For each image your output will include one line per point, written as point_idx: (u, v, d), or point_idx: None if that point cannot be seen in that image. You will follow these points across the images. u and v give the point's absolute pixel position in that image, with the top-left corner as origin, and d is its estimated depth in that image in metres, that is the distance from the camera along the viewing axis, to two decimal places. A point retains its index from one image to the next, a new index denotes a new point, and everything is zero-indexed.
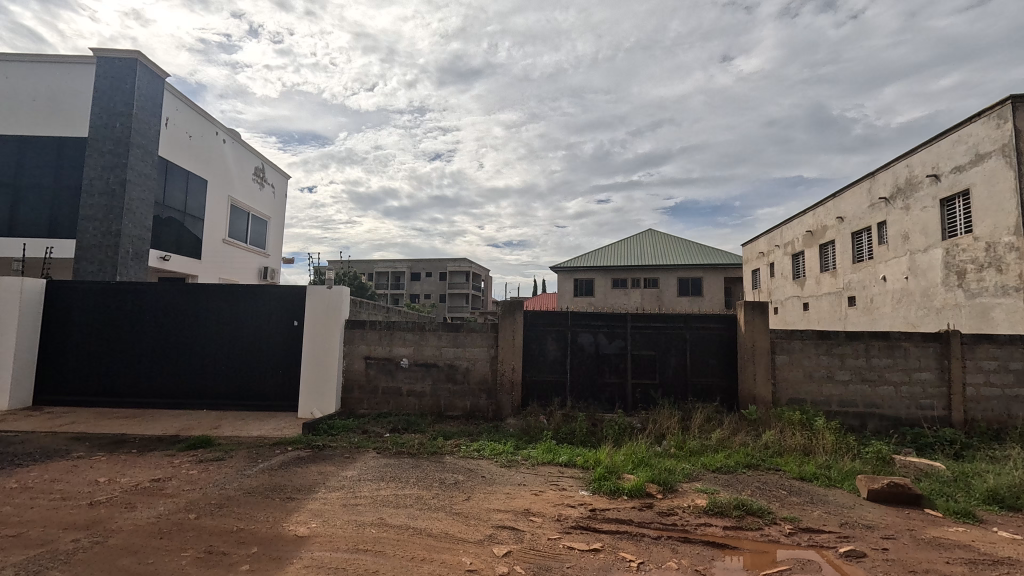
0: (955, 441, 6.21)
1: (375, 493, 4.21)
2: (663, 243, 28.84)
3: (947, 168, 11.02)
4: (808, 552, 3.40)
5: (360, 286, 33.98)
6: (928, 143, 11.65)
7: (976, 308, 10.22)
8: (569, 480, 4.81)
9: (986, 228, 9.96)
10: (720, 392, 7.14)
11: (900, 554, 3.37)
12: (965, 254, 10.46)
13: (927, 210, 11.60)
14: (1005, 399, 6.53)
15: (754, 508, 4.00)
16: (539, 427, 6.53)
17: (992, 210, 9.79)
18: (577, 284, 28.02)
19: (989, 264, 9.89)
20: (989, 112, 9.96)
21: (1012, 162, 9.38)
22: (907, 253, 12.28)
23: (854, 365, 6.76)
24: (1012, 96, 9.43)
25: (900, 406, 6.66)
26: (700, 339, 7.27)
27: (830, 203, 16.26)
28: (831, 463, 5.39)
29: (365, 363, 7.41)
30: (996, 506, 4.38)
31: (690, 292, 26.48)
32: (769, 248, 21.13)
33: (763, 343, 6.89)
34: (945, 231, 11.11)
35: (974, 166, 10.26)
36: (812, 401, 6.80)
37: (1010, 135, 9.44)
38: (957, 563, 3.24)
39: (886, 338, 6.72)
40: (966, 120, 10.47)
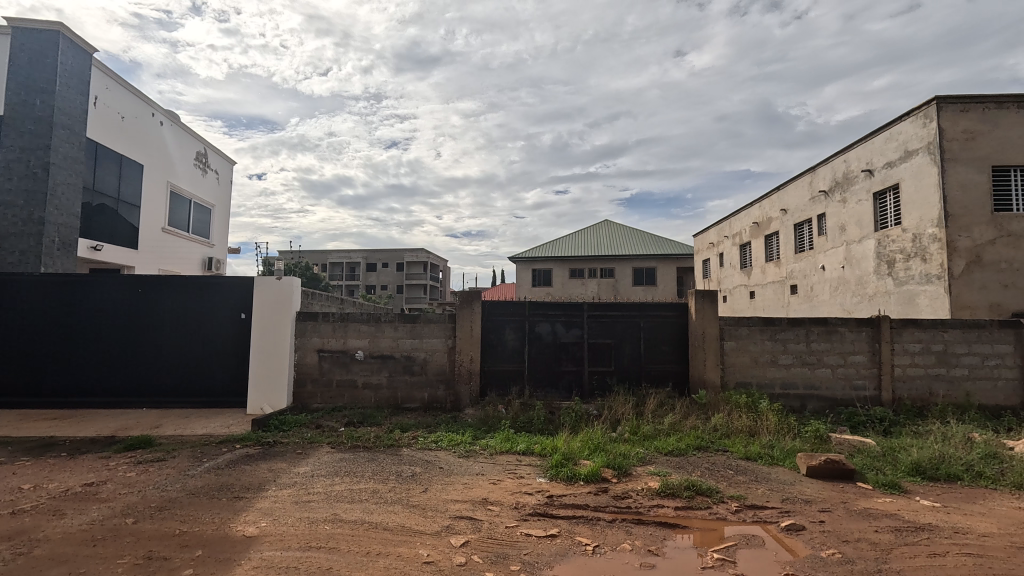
0: (884, 418, 6.66)
1: (329, 488, 4.10)
2: (619, 233, 29.38)
3: (879, 164, 11.71)
4: (753, 528, 3.58)
5: (313, 276, 32.79)
6: (863, 139, 12.32)
7: (904, 295, 10.96)
8: (527, 468, 4.86)
9: (912, 221, 10.70)
10: (672, 377, 7.36)
11: (835, 525, 3.60)
12: (894, 245, 11.20)
13: (861, 203, 12.32)
14: (927, 378, 7.06)
15: (703, 488, 4.18)
16: (497, 416, 6.54)
17: (919, 203, 10.50)
18: (536, 275, 28.22)
19: (915, 254, 10.62)
20: (917, 111, 10.62)
21: (936, 160, 10.06)
22: (844, 244, 13.04)
23: (796, 349, 7.14)
24: (937, 97, 10.11)
25: (836, 387, 7.08)
26: (654, 326, 7.46)
27: (774, 196, 17.02)
28: (774, 443, 5.67)
29: (318, 356, 7.20)
30: (919, 477, 4.75)
31: (645, 281, 27.18)
32: (718, 238, 21.92)
33: (712, 330, 7.15)
34: (877, 223, 11.85)
35: (904, 162, 10.94)
36: (758, 384, 7.12)
37: (935, 133, 10.12)
38: (885, 531, 3.49)
39: (825, 324, 7.11)
40: (897, 119, 11.13)
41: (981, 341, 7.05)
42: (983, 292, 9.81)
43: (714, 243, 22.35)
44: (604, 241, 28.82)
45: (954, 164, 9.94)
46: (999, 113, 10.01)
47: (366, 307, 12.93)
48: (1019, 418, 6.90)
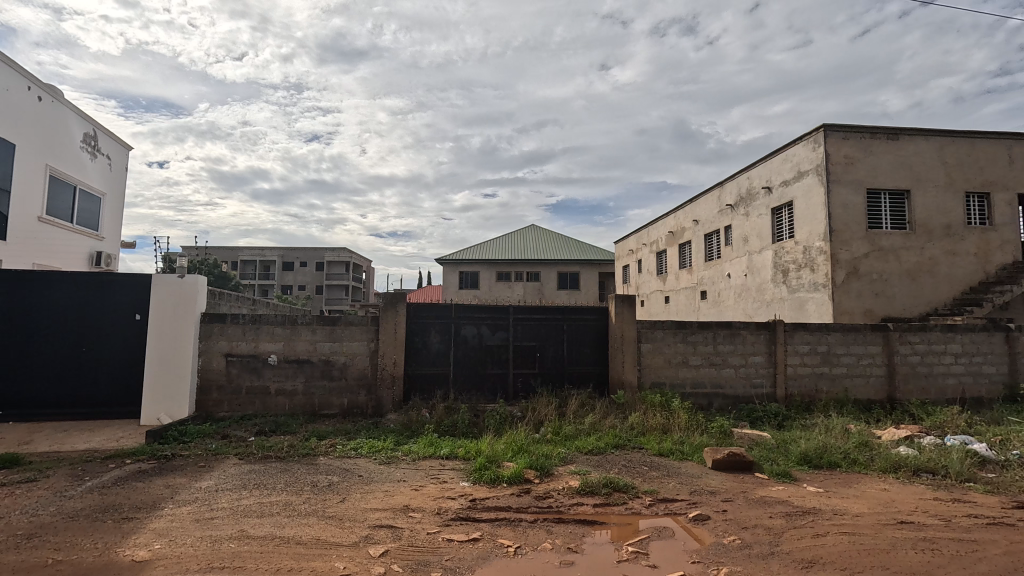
0: (778, 413, 7.32)
1: (236, 503, 3.82)
2: (545, 238, 30.03)
3: (776, 182, 12.90)
4: (665, 520, 3.79)
5: (222, 275, 30.43)
6: (764, 159, 13.53)
7: (796, 301, 12.14)
8: (450, 472, 4.81)
9: (803, 234, 11.89)
10: (593, 379, 7.62)
11: (736, 514, 3.90)
12: (788, 256, 12.38)
13: (761, 217, 13.50)
14: (814, 376, 7.86)
15: (620, 485, 4.36)
16: (421, 421, 6.43)
17: (809, 219, 11.68)
18: (462, 277, 28.11)
19: (805, 265, 11.80)
20: (808, 136, 11.82)
21: (823, 180, 11.25)
22: (746, 254, 14.21)
23: (704, 351, 7.66)
24: (825, 125, 11.32)
25: (739, 386, 7.68)
26: (576, 329, 7.69)
27: (687, 208, 18.20)
28: (684, 439, 6.05)
29: (226, 361, 6.70)
30: (806, 465, 5.27)
31: (569, 286, 27.98)
32: (637, 246, 23.06)
33: (630, 333, 7.49)
34: (775, 236, 13.04)
35: (797, 182, 12.14)
36: (671, 384, 7.56)
37: (822, 157, 11.32)
38: (777, 516, 3.84)
39: (729, 327, 7.70)
40: (792, 142, 12.33)
41: (857, 343, 7.96)
42: (859, 300, 11.10)
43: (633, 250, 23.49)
44: (531, 245, 29.33)
45: (838, 185, 11.18)
46: (873, 142, 11.40)
47: (282, 309, 12.21)
48: (885, 409, 7.87)
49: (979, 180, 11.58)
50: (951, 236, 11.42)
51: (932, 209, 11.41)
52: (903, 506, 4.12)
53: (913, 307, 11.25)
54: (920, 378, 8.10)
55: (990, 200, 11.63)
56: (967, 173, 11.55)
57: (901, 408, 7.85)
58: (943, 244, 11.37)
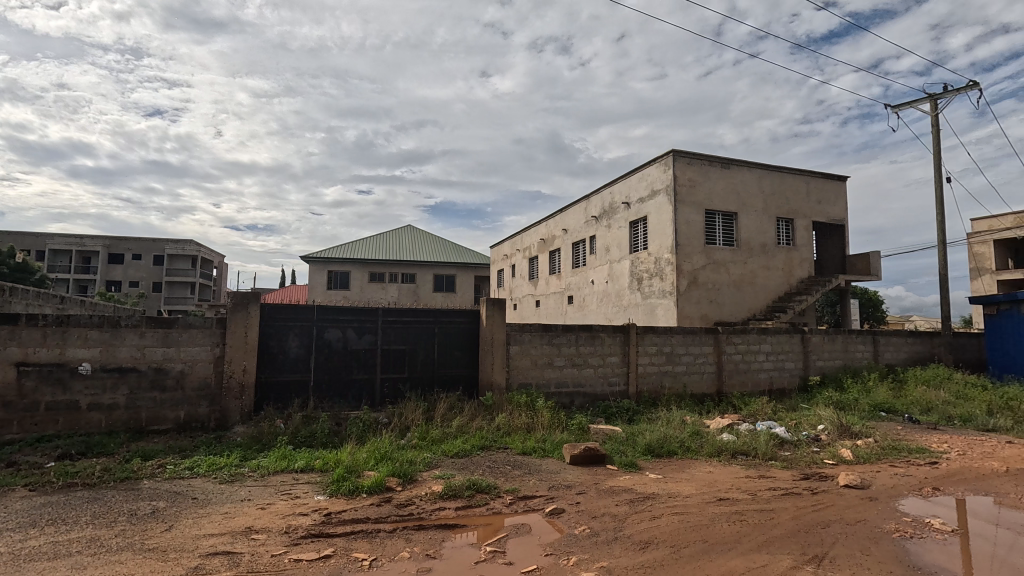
0: (629, 408, 8.03)
1: (19, 545, 3.13)
2: (421, 240, 29.60)
3: (634, 198, 14.22)
4: (523, 517, 3.93)
5: (21, 267, 25.01)
6: (624, 176, 14.82)
7: (647, 307, 13.49)
8: (304, 486, 4.48)
9: (654, 247, 13.26)
10: (462, 382, 7.65)
11: (588, 504, 4.18)
12: (642, 265, 13.70)
13: (621, 230, 14.77)
14: (659, 374, 8.78)
15: (483, 486, 4.43)
16: (274, 432, 5.90)
17: (659, 233, 13.06)
18: (331, 277, 26.51)
19: (656, 274, 13.16)
20: (660, 159, 13.21)
21: (671, 200, 12.66)
22: (608, 263, 15.43)
23: (567, 352, 8.14)
24: (674, 151, 12.76)
25: (597, 384, 8.28)
26: (447, 332, 7.67)
27: (558, 217, 19.23)
28: (546, 437, 6.36)
29: (18, 372, 5.52)
30: (649, 455, 5.85)
31: (444, 288, 27.89)
32: (511, 251, 23.78)
33: (500, 336, 7.66)
34: (631, 247, 14.35)
35: (650, 199, 13.50)
36: (536, 385, 7.89)
37: (671, 179, 12.73)
38: (622, 504, 4.20)
39: (590, 330, 8.28)
40: (647, 163, 13.69)
41: (694, 344, 9.07)
42: (697, 306, 12.67)
43: (508, 255, 24.18)
44: (406, 246, 28.70)
45: (682, 205, 12.66)
46: (711, 169, 13.12)
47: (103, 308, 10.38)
48: (714, 401, 9.06)
49: (786, 208, 13.94)
50: (766, 254, 13.58)
51: (753, 230, 13.47)
52: (723, 485, 4.77)
53: (738, 313, 13.14)
54: (741, 373, 9.49)
55: (794, 225, 14.07)
56: (778, 201, 13.85)
57: (726, 400, 9.10)
58: (760, 260, 13.48)
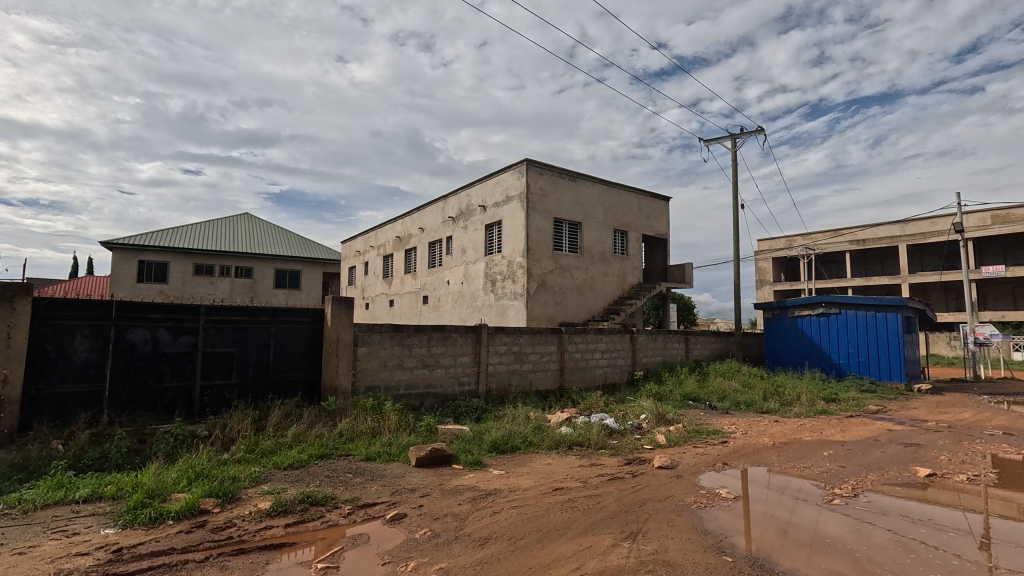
0: (478, 407, 8.18)
1: None
2: (261, 230, 26.78)
3: (490, 202, 14.61)
4: (362, 527, 3.74)
5: None
6: (481, 180, 15.13)
7: (499, 308, 13.96)
8: (88, 519, 3.70)
9: (507, 250, 13.77)
10: (301, 387, 7.04)
11: (431, 507, 4.15)
12: (496, 268, 14.13)
13: (476, 232, 15.06)
14: (508, 373, 9.11)
15: (318, 498, 4.12)
16: (47, 457, 4.78)
17: (512, 238, 13.60)
18: (143, 268, 22.59)
19: (508, 277, 13.68)
20: (514, 166, 13.77)
21: (524, 206, 13.27)
22: (463, 264, 15.62)
23: (419, 353, 8.02)
24: (527, 160, 13.40)
25: (447, 385, 8.29)
26: (285, 333, 7.00)
27: (414, 216, 18.91)
28: (393, 440, 6.17)
29: None
30: (494, 452, 6.03)
31: (288, 285, 25.60)
32: (365, 247, 22.75)
33: (346, 337, 7.23)
34: (486, 250, 14.71)
35: (505, 204, 13.99)
36: (384, 387, 7.62)
37: (524, 186, 13.35)
38: (465, 503, 4.24)
39: (442, 330, 8.28)
40: (503, 170, 14.16)
41: (540, 343, 9.60)
42: (544, 308, 13.46)
43: (361, 252, 23.08)
44: (242, 236, 25.71)
45: (534, 212, 13.35)
46: (559, 180, 14.06)
47: None
48: (557, 397, 9.70)
49: (621, 221, 15.55)
50: (604, 261, 14.99)
51: (594, 240, 14.77)
52: (559, 475, 5.11)
53: (579, 315, 14.28)
54: (580, 370, 10.31)
55: (627, 237, 15.76)
56: (615, 215, 15.38)
57: (567, 395, 9.80)
58: (599, 267, 14.83)
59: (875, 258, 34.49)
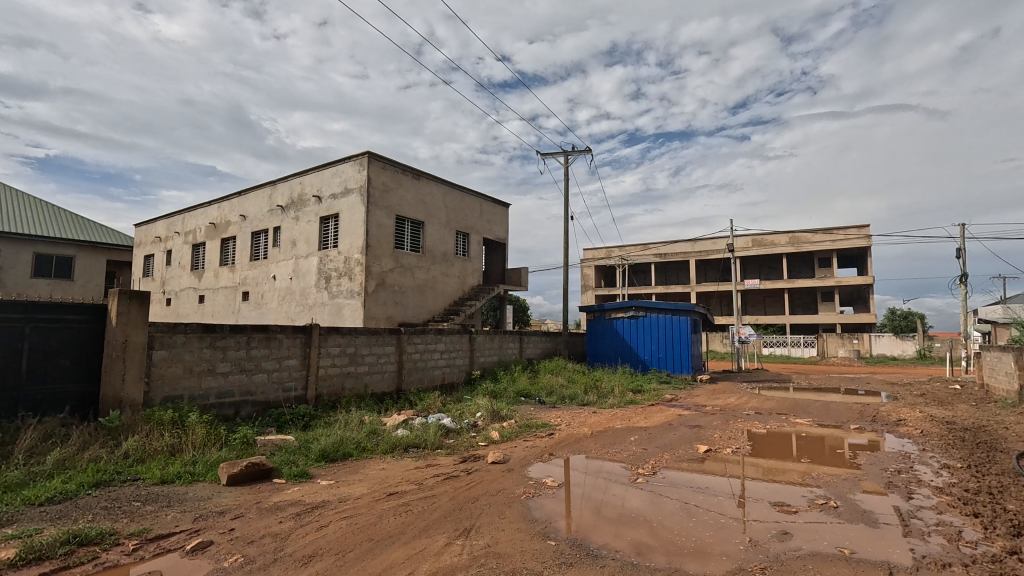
0: (305, 414, 7.51)
1: None
2: (13, 204, 21.04)
3: (326, 193, 13.63)
4: (152, 564, 3.16)
5: None
6: (316, 168, 14.03)
7: (333, 307, 13.11)
8: None
9: (344, 246, 13.00)
10: (71, 401, 5.66)
11: (244, 529, 3.69)
12: (330, 264, 13.24)
13: (309, 224, 13.92)
14: (341, 375, 8.58)
15: (90, 537, 3.36)
16: None
17: (350, 233, 12.88)
18: None
19: (344, 274, 12.93)
20: (355, 158, 13.07)
21: (364, 200, 12.67)
22: (293, 258, 14.31)
23: (235, 356, 7.10)
24: (369, 153, 12.82)
25: (270, 391, 7.47)
26: (47, 333, 5.58)
27: (234, 201, 16.70)
28: (198, 458, 5.33)
29: None
30: (323, 461, 5.62)
31: (54, 274, 20.55)
32: (167, 233, 19.40)
33: (138, 338, 6.05)
34: (320, 244, 13.69)
35: (343, 197, 13.19)
36: (189, 397, 6.56)
37: (365, 180, 12.75)
38: (287, 520, 3.86)
39: (265, 331, 7.46)
40: (342, 160, 13.33)
41: (377, 344, 9.25)
42: (383, 307, 13.01)
43: (162, 238, 19.62)
44: None
45: (374, 207, 12.83)
46: (402, 177, 13.75)
47: None
48: (393, 399, 9.43)
49: (463, 223, 15.83)
50: (446, 262, 15.10)
51: (436, 240, 14.77)
52: (393, 480, 4.97)
53: (420, 315, 14.14)
54: (418, 371, 10.20)
55: (469, 239, 16.12)
56: (457, 217, 15.60)
57: (404, 396, 9.59)
58: (441, 267, 14.88)
59: (672, 269, 40.79)
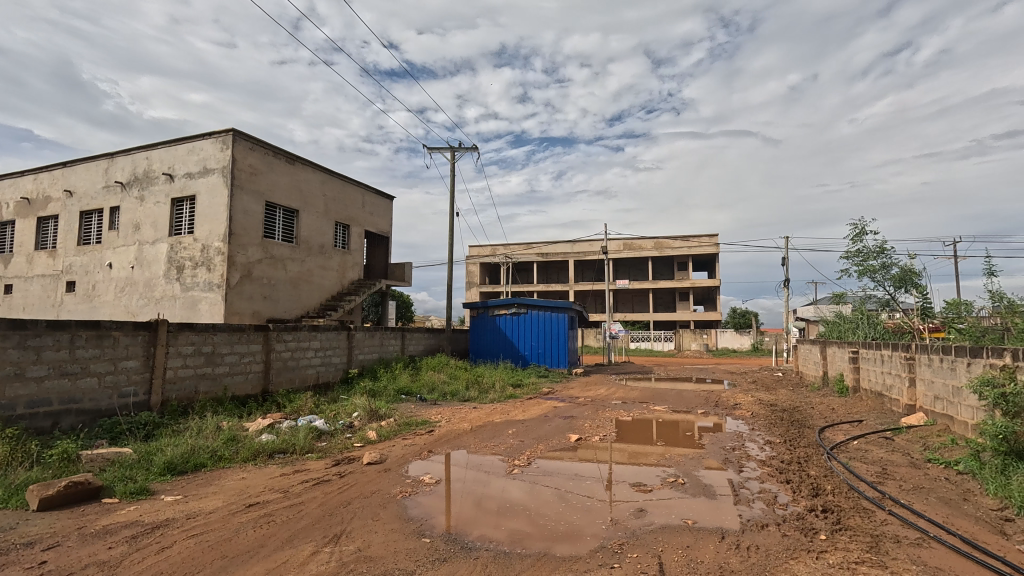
0: (148, 423, 6.54)
1: None
2: None
3: (180, 172, 12.05)
4: None
5: None
6: (167, 143, 12.34)
7: (187, 300, 11.65)
8: None
9: (202, 233, 11.61)
10: None
11: (60, 561, 3.13)
12: (184, 252, 11.74)
13: (158, 205, 12.21)
14: (195, 378, 7.65)
15: None
16: None
17: (209, 218, 11.54)
18: None
19: (201, 264, 11.55)
20: (217, 135, 11.72)
21: (227, 183, 11.42)
22: (136, 243, 12.44)
23: (53, 358, 5.98)
24: (234, 130, 11.57)
25: (101, 398, 6.41)
26: None
27: (56, 173, 14.02)
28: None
29: None
30: (168, 474, 4.97)
31: None
32: None
33: None
34: (171, 229, 12.08)
35: (201, 177, 11.76)
36: None
37: (229, 160, 11.50)
38: (118, 544, 3.36)
39: (96, 327, 6.39)
40: (200, 135, 11.87)
41: (240, 342, 8.42)
42: (248, 301, 11.86)
43: None
44: None
45: (240, 191, 11.63)
46: (274, 161, 12.64)
47: None
48: (258, 402, 8.64)
49: (343, 214, 15.02)
50: (322, 254, 14.20)
51: (312, 230, 13.83)
52: (255, 489, 4.56)
53: (292, 310, 13.13)
54: (289, 371, 9.48)
55: (349, 231, 15.35)
56: (336, 207, 14.76)
57: (271, 398, 8.83)
58: (317, 260, 13.96)
59: (553, 268, 42.73)
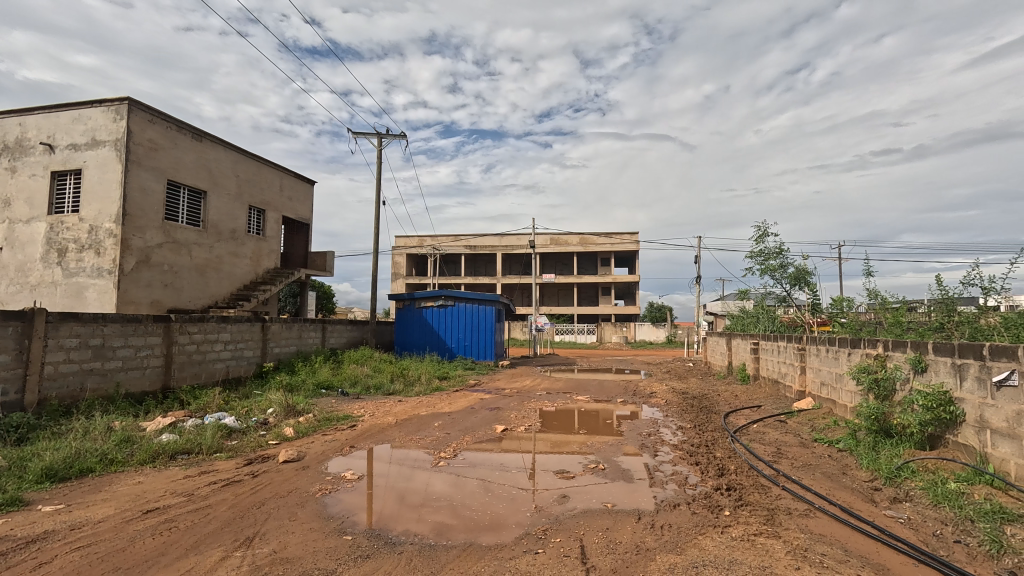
0: (20, 425, 5.73)
1: None
2: None
3: (62, 142, 10.67)
4: None
5: None
6: (46, 108, 10.85)
7: (71, 288, 10.37)
8: None
9: (89, 212, 10.36)
10: None
11: None
12: (67, 233, 10.43)
13: (34, 179, 10.73)
14: (80, 373, 6.84)
15: None
16: None
17: (99, 195, 10.32)
18: None
19: (88, 246, 10.32)
20: (108, 103, 10.47)
21: (120, 157, 10.25)
22: (6, 221, 10.87)
23: None
24: (129, 99, 10.39)
25: None
26: None
27: None
28: None
29: None
30: (46, 482, 4.41)
31: None
32: None
33: None
34: (51, 206, 10.67)
35: (89, 149, 10.48)
36: None
37: (123, 132, 10.32)
38: None
39: None
40: (88, 102, 10.55)
41: (135, 334, 7.64)
42: (146, 289, 10.78)
43: None
44: None
45: (136, 166, 10.49)
46: (178, 136, 11.53)
47: None
48: (157, 399, 7.90)
49: (257, 198, 14.03)
50: (233, 240, 13.19)
51: (221, 214, 12.80)
52: (153, 494, 4.17)
53: (198, 300, 12.11)
54: (194, 365, 8.74)
55: (264, 216, 14.38)
56: (250, 190, 13.74)
57: (172, 395, 8.10)
58: (227, 246, 12.95)
59: (481, 261, 42.78)
